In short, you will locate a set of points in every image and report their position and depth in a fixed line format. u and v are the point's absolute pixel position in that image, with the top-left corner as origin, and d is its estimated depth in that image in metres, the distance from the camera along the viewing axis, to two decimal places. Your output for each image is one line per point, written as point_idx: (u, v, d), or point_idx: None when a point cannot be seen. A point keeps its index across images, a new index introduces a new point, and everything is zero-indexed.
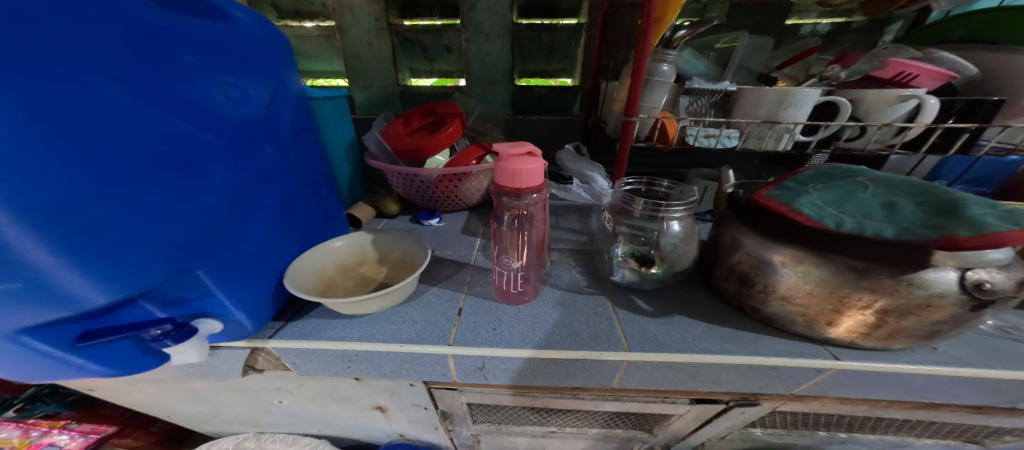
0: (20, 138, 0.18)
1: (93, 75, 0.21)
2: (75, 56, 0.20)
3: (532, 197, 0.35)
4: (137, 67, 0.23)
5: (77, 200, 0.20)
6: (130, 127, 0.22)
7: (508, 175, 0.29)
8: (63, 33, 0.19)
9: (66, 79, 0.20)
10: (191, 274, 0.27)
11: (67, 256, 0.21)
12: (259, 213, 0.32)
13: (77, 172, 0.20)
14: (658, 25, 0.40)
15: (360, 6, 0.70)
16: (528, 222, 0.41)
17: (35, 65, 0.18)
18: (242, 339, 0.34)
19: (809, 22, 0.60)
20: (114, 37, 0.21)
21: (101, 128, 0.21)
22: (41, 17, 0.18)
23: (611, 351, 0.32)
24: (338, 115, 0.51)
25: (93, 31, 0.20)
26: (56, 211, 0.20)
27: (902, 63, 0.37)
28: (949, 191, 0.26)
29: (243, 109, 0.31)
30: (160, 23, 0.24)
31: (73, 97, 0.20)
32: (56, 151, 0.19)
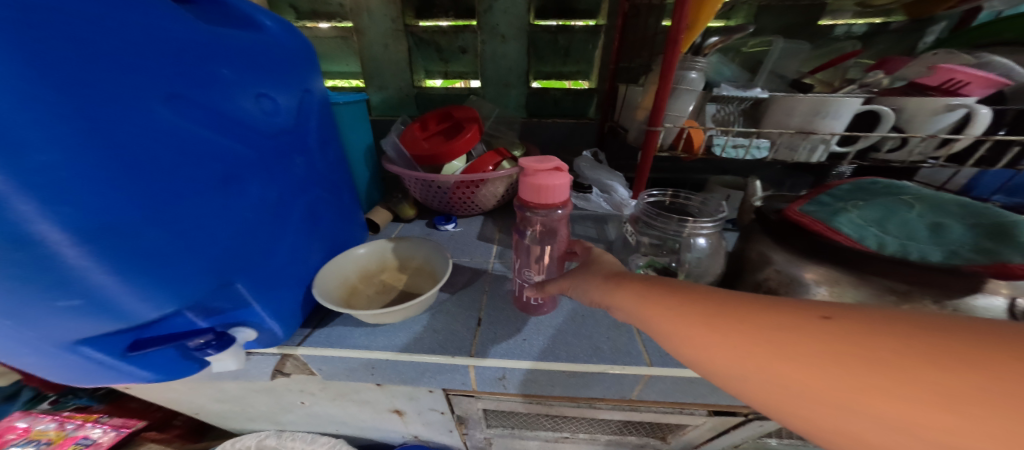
0: (84, 161, 0.19)
1: (146, 97, 0.21)
2: (131, 77, 0.20)
3: (555, 213, 0.35)
4: (183, 85, 0.23)
5: (131, 219, 0.21)
6: (178, 146, 0.23)
7: (533, 192, 0.29)
8: (120, 58, 0.20)
9: (124, 101, 0.20)
10: (230, 286, 0.28)
11: (121, 272, 0.22)
12: (290, 223, 0.33)
13: (132, 191, 0.21)
14: (689, 32, 0.41)
15: (377, 7, 0.69)
16: (550, 236, 0.39)
17: (93, 92, 0.19)
18: (273, 346, 0.35)
19: (845, 22, 0.58)
20: (162, 56, 0.22)
21: (154, 147, 0.22)
22: (101, 44, 0.19)
23: (632, 365, 0.33)
24: (357, 119, 0.51)
25: (145, 53, 0.21)
26: (113, 232, 0.21)
27: (954, 69, 0.35)
28: (1005, 215, 0.25)
29: (275, 120, 0.31)
30: (200, 39, 0.24)
31: (132, 119, 0.20)
32: (115, 172, 0.20)
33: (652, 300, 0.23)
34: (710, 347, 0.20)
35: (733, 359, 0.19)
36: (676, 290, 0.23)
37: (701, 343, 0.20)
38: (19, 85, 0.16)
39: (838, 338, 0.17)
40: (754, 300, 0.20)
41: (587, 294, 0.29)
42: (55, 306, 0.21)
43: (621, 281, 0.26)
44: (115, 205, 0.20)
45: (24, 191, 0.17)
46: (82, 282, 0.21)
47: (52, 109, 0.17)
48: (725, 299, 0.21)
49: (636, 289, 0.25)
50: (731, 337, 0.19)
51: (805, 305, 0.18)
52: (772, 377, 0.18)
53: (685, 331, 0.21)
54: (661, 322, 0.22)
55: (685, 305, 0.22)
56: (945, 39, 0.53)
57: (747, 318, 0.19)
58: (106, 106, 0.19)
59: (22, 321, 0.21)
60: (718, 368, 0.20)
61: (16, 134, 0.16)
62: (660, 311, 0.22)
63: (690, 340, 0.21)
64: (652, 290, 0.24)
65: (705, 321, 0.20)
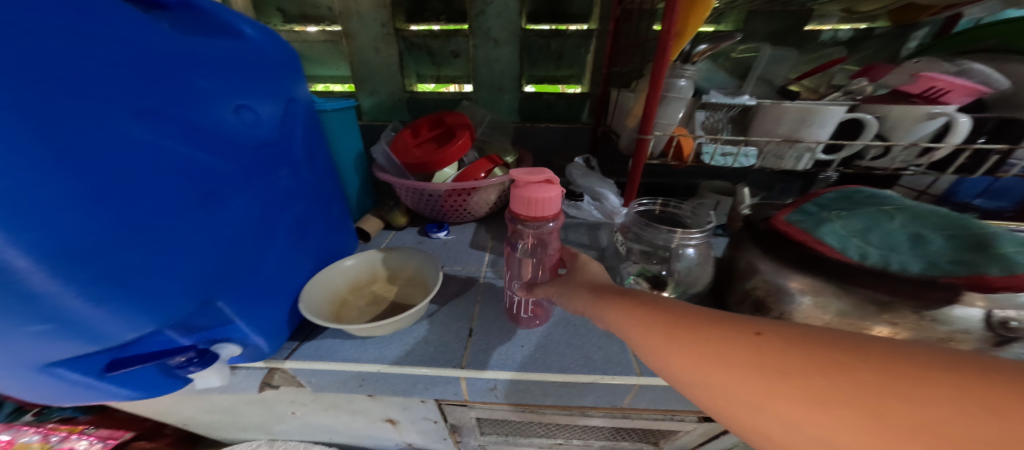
0: (50, 184, 0.18)
1: (115, 116, 0.21)
2: (98, 96, 0.20)
3: (547, 224, 0.35)
4: (157, 101, 0.23)
5: (102, 240, 0.21)
6: (151, 163, 0.22)
7: (524, 204, 0.29)
8: (84, 75, 0.19)
9: (92, 120, 0.20)
10: (212, 304, 0.28)
11: (94, 293, 0.22)
12: (274, 237, 0.33)
13: (103, 212, 0.20)
14: (678, 39, 0.42)
15: (368, 11, 0.69)
16: (541, 246, 0.39)
17: (57, 111, 0.18)
18: (260, 359, 0.35)
19: (830, 28, 0.59)
20: (132, 73, 0.21)
21: (125, 166, 0.21)
22: (63, 62, 0.18)
23: (623, 375, 0.33)
24: (346, 126, 0.50)
25: (112, 69, 0.20)
26: (84, 255, 0.20)
27: (933, 77, 0.36)
28: (980, 225, 0.26)
29: (258, 133, 0.31)
30: (174, 52, 0.24)
31: (99, 138, 0.20)
32: (83, 193, 0.19)
33: (621, 307, 0.24)
34: (662, 352, 0.21)
35: (671, 360, 0.20)
36: (642, 298, 0.24)
37: (655, 348, 0.21)
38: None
39: (767, 351, 0.18)
40: (707, 313, 0.21)
41: (571, 302, 0.30)
42: (27, 331, 0.21)
43: (601, 291, 0.27)
44: (82, 226, 0.20)
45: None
46: (54, 305, 0.21)
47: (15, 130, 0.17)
48: (683, 310, 0.22)
49: (610, 298, 0.26)
50: (679, 345, 0.20)
51: (745, 320, 0.20)
52: (710, 383, 0.19)
53: (642, 335, 0.22)
54: (625, 327, 0.24)
55: (647, 314, 0.23)
56: (927, 45, 0.54)
57: (698, 329, 0.20)
58: (73, 126, 0.19)
59: None
60: (666, 372, 0.21)
61: None
62: (626, 316, 0.24)
63: (645, 343, 0.22)
64: (622, 299, 0.25)
65: (664, 330, 0.21)
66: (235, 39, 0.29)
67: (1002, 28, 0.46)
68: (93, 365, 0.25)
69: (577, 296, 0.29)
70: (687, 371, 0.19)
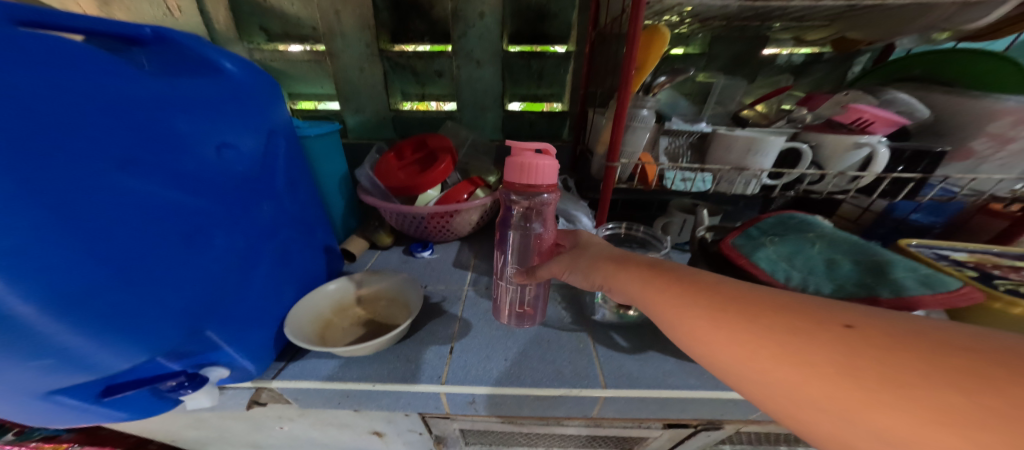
0: (47, 233, 0.20)
1: (103, 166, 0.23)
2: (87, 149, 0.22)
3: (543, 197, 0.39)
4: (141, 149, 0.25)
5: (93, 278, 0.23)
6: (134, 205, 0.24)
7: (515, 170, 0.33)
8: (74, 132, 0.21)
9: (82, 172, 0.22)
10: (199, 332, 0.30)
11: (87, 328, 0.23)
12: (259, 264, 0.35)
13: (93, 254, 0.23)
14: (639, 72, 0.46)
15: (352, 32, 0.71)
16: (534, 217, 0.43)
17: (48, 165, 0.20)
18: (248, 380, 0.36)
19: (786, 51, 0.64)
20: (117, 126, 0.24)
21: (113, 210, 0.23)
22: (55, 122, 0.21)
23: (589, 388, 0.36)
24: (329, 150, 0.52)
25: (98, 125, 0.23)
26: (77, 294, 0.22)
27: (861, 109, 0.41)
28: (880, 253, 0.31)
29: (240, 168, 0.33)
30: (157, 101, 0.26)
31: (89, 188, 0.22)
32: (76, 238, 0.22)
33: (671, 293, 0.29)
34: (711, 336, 0.26)
35: (721, 346, 0.26)
36: (696, 286, 0.29)
37: (700, 332, 0.27)
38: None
39: (848, 341, 0.21)
40: (767, 304, 0.25)
41: (580, 269, 0.37)
42: (26, 367, 0.23)
43: (626, 264, 0.34)
44: (75, 268, 0.22)
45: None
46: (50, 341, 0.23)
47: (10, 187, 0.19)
48: (742, 301, 0.26)
49: (636, 271, 0.32)
50: (732, 331, 0.25)
51: (831, 315, 0.23)
52: (753, 365, 0.24)
53: (693, 321, 0.27)
54: (674, 314, 0.29)
55: (701, 302, 0.27)
56: (867, 70, 0.60)
57: (761, 317, 0.25)
58: (62, 178, 0.21)
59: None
60: (709, 351, 0.26)
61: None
62: (676, 304, 0.28)
63: (688, 324, 0.28)
64: (670, 286, 0.29)
65: (707, 312, 0.27)
66: (215, 83, 0.32)
67: (929, 59, 0.53)
68: (88, 393, 0.26)
69: (607, 267, 0.35)
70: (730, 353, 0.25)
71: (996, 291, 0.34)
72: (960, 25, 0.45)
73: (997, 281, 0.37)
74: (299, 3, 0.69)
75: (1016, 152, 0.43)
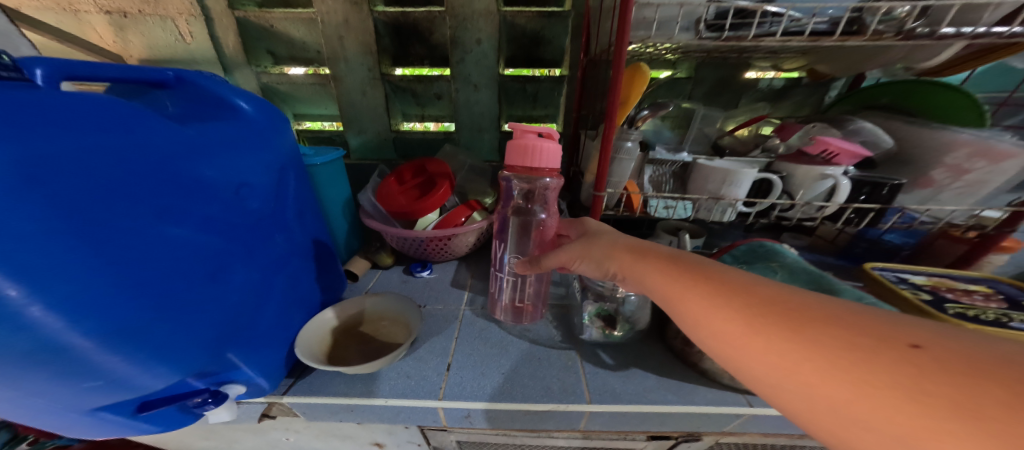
0: (106, 271, 0.23)
1: (152, 210, 0.26)
2: (140, 197, 0.25)
3: (545, 181, 0.47)
4: (182, 193, 0.28)
5: (142, 310, 0.26)
6: (176, 243, 0.27)
7: (518, 152, 0.39)
8: (131, 183, 0.25)
9: (137, 217, 0.25)
10: (223, 356, 0.32)
11: (133, 353, 0.26)
12: (274, 289, 0.38)
13: (142, 288, 0.25)
14: (624, 106, 0.49)
15: (355, 57, 0.75)
16: (534, 200, 0.50)
17: (107, 211, 0.23)
18: (261, 395, 0.39)
19: (767, 77, 0.68)
20: (164, 174, 0.27)
21: (160, 249, 0.26)
22: (114, 176, 0.24)
23: (575, 403, 0.39)
24: (335, 178, 0.56)
25: (149, 175, 0.26)
26: (127, 323, 0.25)
27: (827, 141, 0.44)
28: (834, 283, 0.36)
29: (261, 202, 0.36)
30: (191, 147, 0.29)
31: (141, 230, 0.25)
32: (129, 275, 0.25)
33: (702, 295, 0.30)
34: (747, 341, 0.26)
35: (745, 345, 0.26)
36: (733, 289, 0.29)
37: (734, 336, 0.27)
38: (44, 223, 0.21)
39: (914, 361, 0.21)
40: (814, 314, 0.25)
41: (594, 245, 0.40)
42: (80, 387, 0.26)
43: (647, 257, 0.35)
44: (128, 301, 0.25)
45: (48, 306, 0.22)
46: (99, 365, 0.25)
47: (75, 235, 0.22)
48: (785, 308, 0.26)
49: (656, 262, 0.34)
50: (768, 338, 0.25)
51: (895, 333, 0.22)
52: (793, 376, 0.24)
53: (726, 324, 0.27)
54: (704, 317, 0.29)
55: (737, 305, 0.28)
56: (842, 97, 0.64)
57: (805, 327, 0.24)
58: (120, 224, 0.24)
59: (54, 398, 0.26)
60: (743, 357, 0.26)
61: (57, 260, 0.21)
62: (707, 305, 0.29)
63: (717, 326, 0.28)
64: (697, 283, 0.30)
65: (741, 315, 0.27)
66: (240, 126, 0.35)
67: (896, 89, 0.56)
68: (125, 409, 0.29)
69: (624, 257, 0.37)
70: (763, 353, 0.25)
71: (944, 314, 0.38)
72: (916, 64, 0.49)
73: (948, 304, 0.40)
74: (305, 29, 0.73)
75: (971, 182, 0.46)
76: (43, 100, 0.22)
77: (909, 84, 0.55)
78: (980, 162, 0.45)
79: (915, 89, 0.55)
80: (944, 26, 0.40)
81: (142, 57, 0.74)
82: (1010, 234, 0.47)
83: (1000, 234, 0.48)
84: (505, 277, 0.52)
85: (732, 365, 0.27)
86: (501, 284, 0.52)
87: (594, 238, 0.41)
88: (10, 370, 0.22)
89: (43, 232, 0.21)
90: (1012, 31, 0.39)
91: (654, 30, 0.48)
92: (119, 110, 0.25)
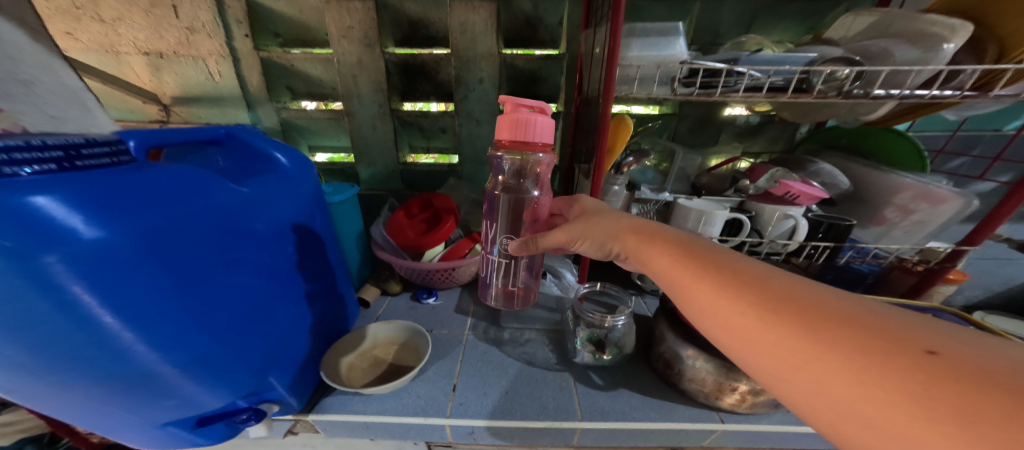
0: (192, 314, 0.29)
1: (222, 262, 0.31)
2: (217, 252, 0.31)
3: (537, 157, 0.45)
4: (247, 245, 0.34)
5: (212, 344, 0.31)
6: (239, 287, 0.33)
7: (511, 126, 0.38)
8: (212, 241, 0.30)
9: (213, 269, 0.31)
10: (265, 379, 0.38)
11: (202, 377, 0.32)
12: (307, 320, 0.43)
13: (214, 326, 0.31)
14: (611, 152, 0.56)
15: (367, 95, 0.82)
16: (526, 175, 0.50)
17: (195, 266, 0.29)
18: (290, 413, 0.44)
19: (744, 115, 0.73)
20: (236, 231, 0.33)
21: (227, 293, 0.32)
22: (202, 237, 0.30)
23: (568, 420, 0.44)
24: (350, 214, 0.62)
25: (224, 233, 0.32)
26: (201, 355, 0.31)
27: (789, 185, 0.51)
28: None
29: (302, 245, 0.41)
30: (255, 205, 0.35)
31: (216, 278, 0.31)
32: (205, 316, 0.30)
33: (713, 287, 0.31)
34: (758, 334, 0.28)
35: (751, 337, 0.28)
36: (746, 284, 0.30)
37: (746, 329, 0.28)
38: (155, 281, 0.27)
39: (931, 367, 0.21)
40: (829, 315, 0.25)
41: (599, 219, 0.44)
42: (163, 405, 0.31)
43: (653, 240, 0.38)
44: (204, 337, 0.30)
45: (149, 344, 0.27)
46: (175, 387, 0.31)
47: (173, 287, 0.28)
48: (799, 305, 0.27)
49: (666, 249, 0.36)
50: (779, 332, 0.26)
51: (909, 338, 0.23)
52: (803, 372, 0.25)
53: (737, 317, 0.29)
54: (714, 307, 0.31)
55: (750, 299, 0.29)
56: (808, 136, 0.71)
57: (817, 325, 0.25)
58: (204, 276, 0.30)
59: (137, 413, 0.31)
60: (751, 349, 0.28)
61: (161, 308, 0.27)
62: (717, 297, 0.31)
63: (726, 318, 0.30)
64: (710, 273, 0.32)
65: (756, 311, 0.28)
66: (285, 178, 0.41)
67: (853, 133, 0.64)
68: (186, 424, 0.34)
69: (631, 240, 0.40)
70: (772, 347, 0.27)
71: None
72: (862, 116, 0.55)
73: None
74: (322, 68, 0.80)
75: (915, 222, 0.52)
76: (156, 180, 0.28)
77: (868, 130, 0.62)
78: (923, 204, 0.51)
79: (873, 135, 0.62)
80: (876, 88, 0.47)
81: (174, 94, 0.81)
82: (951, 269, 0.55)
83: (942, 268, 0.55)
84: (497, 261, 0.51)
85: (737, 355, 0.29)
86: (492, 266, 0.52)
87: (595, 218, 0.44)
88: (115, 391, 0.28)
89: (152, 288, 0.26)
90: (933, 93, 0.45)
91: (636, 86, 0.54)
92: (205, 181, 0.31)
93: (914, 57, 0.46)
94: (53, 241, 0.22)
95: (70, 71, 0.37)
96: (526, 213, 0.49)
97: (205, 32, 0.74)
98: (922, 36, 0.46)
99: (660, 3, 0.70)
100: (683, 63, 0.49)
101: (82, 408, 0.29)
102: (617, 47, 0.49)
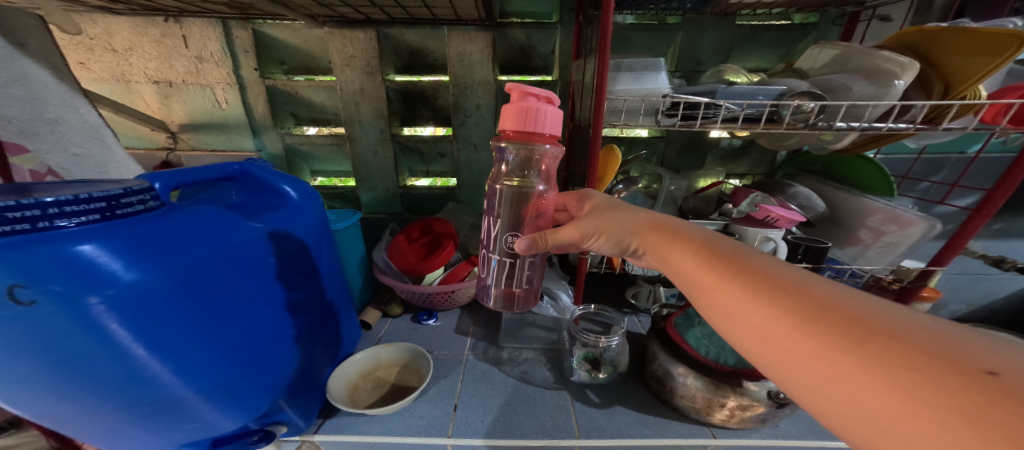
0: (210, 343, 0.31)
1: (238, 292, 0.33)
2: (234, 284, 0.33)
3: (544, 147, 0.42)
4: (261, 275, 0.36)
5: (227, 369, 0.33)
6: (254, 315, 0.35)
7: (515, 115, 0.35)
8: (230, 274, 0.33)
9: (229, 300, 0.33)
10: (276, 401, 0.39)
11: (217, 400, 0.34)
12: (315, 343, 0.45)
13: (230, 352, 0.33)
14: (602, 181, 0.60)
15: (369, 121, 0.85)
16: (532, 168, 0.45)
17: (213, 298, 0.31)
18: (296, 434, 0.45)
19: (727, 138, 0.77)
20: (251, 262, 0.35)
21: (242, 321, 0.34)
22: (222, 272, 0.32)
23: (565, 437, 0.46)
24: (353, 239, 0.64)
25: (242, 266, 0.34)
26: (218, 379, 0.33)
27: (768, 209, 0.54)
28: None
29: (312, 272, 0.44)
30: (269, 236, 0.37)
31: (232, 307, 0.33)
32: (222, 344, 0.32)
33: (740, 290, 0.27)
34: (789, 340, 0.24)
35: (778, 343, 0.25)
36: (780, 289, 0.26)
37: (775, 335, 0.25)
38: (179, 313, 0.29)
39: (987, 389, 0.17)
40: (877, 327, 0.21)
41: (610, 216, 0.42)
42: (184, 428, 0.33)
43: (675, 237, 0.35)
44: (220, 364, 0.33)
45: (174, 371, 0.30)
46: (194, 411, 0.33)
47: (192, 318, 0.30)
48: (842, 315, 0.23)
49: (688, 247, 0.33)
50: (817, 342, 0.22)
51: (964, 356, 0.19)
52: (837, 385, 0.21)
53: (768, 322, 0.25)
54: (741, 310, 0.27)
55: (783, 304, 0.25)
56: (786, 160, 0.76)
57: (863, 336, 0.21)
58: (221, 307, 0.32)
59: (161, 437, 0.33)
60: (780, 356, 0.24)
61: (184, 338, 0.30)
62: (745, 302, 0.27)
63: (750, 318, 0.26)
64: (734, 274, 0.28)
65: (792, 318, 0.24)
66: (296, 208, 0.43)
67: (826, 160, 0.70)
68: (201, 445, 0.36)
69: (650, 237, 0.37)
70: (802, 358, 0.23)
71: None
72: (830, 145, 0.60)
73: None
74: (325, 95, 0.83)
75: (887, 243, 0.56)
76: (181, 223, 0.30)
77: (838, 158, 0.67)
78: (892, 226, 0.55)
79: (842, 161, 0.67)
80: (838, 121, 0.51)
81: (182, 121, 0.84)
82: (924, 288, 0.58)
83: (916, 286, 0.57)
84: (496, 261, 0.45)
85: (766, 364, 0.26)
86: (490, 268, 0.46)
87: (607, 214, 0.42)
88: (140, 415, 0.30)
89: (176, 320, 0.29)
90: (889, 126, 0.50)
91: (623, 116, 0.58)
92: (222, 219, 0.34)
93: (869, 92, 0.51)
94: (98, 284, 0.25)
95: (90, 109, 0.49)
96: (530, 208, 0.45)
97: (214, 61, 0.77)
98: (879, 72, 0.51)
99: (645, 33, 0.75)
100: (666, 96, 0.52)
101: (109, 432, 0.30)
102: (606, 78, 0.51)
